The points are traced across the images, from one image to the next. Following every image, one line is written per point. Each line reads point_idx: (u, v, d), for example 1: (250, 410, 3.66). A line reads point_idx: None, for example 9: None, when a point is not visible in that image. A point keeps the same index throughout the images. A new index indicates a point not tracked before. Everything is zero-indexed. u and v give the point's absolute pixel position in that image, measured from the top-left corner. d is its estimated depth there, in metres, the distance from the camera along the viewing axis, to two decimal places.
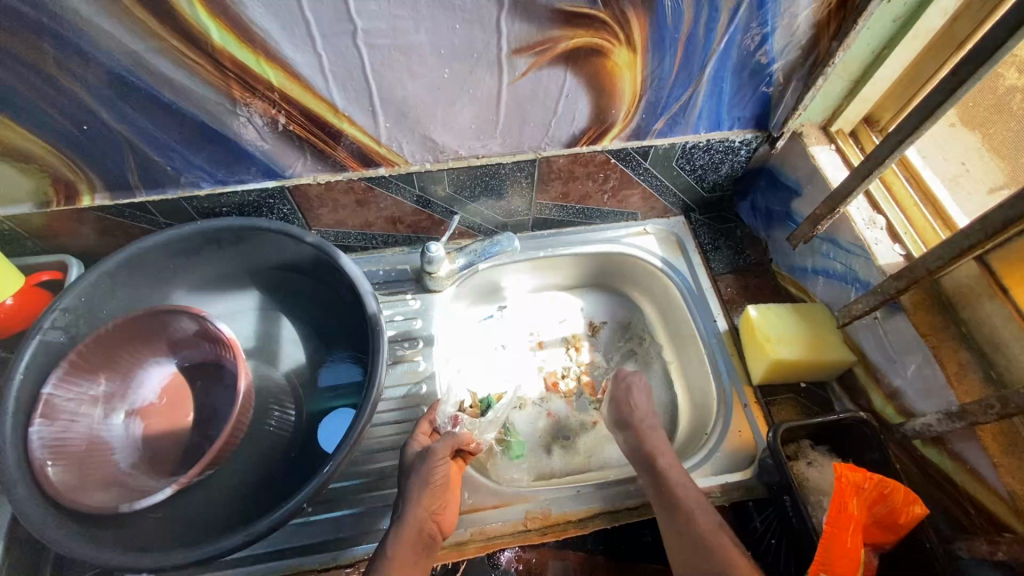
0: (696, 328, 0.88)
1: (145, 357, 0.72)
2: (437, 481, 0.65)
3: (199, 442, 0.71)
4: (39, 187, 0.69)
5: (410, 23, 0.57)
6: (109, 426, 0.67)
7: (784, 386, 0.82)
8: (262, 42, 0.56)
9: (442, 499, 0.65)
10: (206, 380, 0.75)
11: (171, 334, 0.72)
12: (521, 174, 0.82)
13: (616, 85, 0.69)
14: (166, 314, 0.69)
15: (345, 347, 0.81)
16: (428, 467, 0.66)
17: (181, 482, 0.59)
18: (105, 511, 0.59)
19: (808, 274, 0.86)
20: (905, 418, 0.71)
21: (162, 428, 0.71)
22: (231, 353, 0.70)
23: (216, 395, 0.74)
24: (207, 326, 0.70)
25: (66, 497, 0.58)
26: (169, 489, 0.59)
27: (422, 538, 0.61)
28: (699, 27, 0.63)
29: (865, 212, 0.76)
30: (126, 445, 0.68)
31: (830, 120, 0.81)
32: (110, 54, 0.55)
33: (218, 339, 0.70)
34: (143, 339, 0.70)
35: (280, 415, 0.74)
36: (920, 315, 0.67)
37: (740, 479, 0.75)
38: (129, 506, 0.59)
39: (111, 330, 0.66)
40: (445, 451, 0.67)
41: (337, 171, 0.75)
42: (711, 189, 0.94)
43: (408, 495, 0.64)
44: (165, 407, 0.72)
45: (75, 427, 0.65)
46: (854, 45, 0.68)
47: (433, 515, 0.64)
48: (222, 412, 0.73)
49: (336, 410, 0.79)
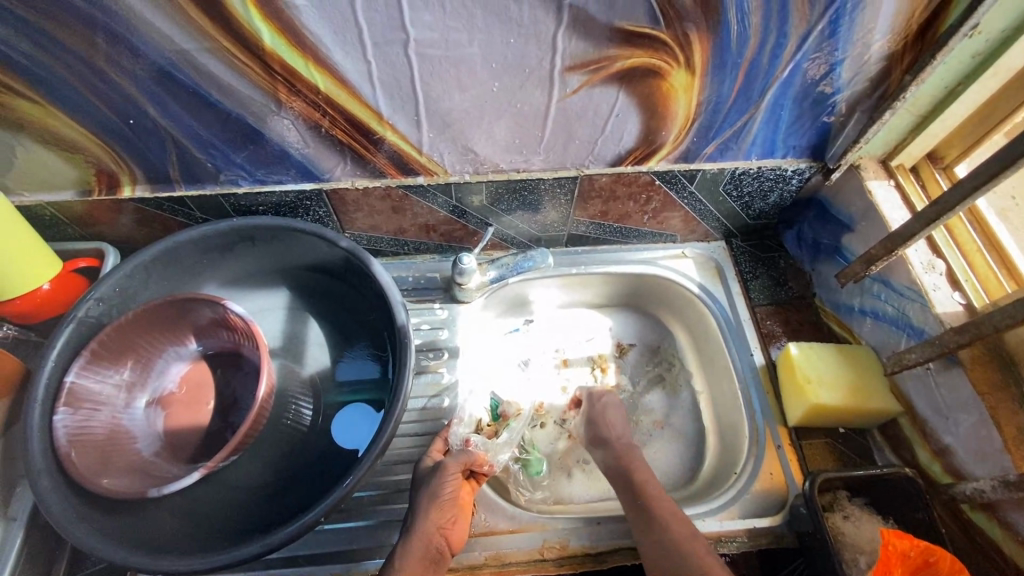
0: (731, 360, 0.85)
1: (163, 348, 0.70)
2: (446, 497, 0.64)
3: (219, 429, 0.68)
4: (82, 176, 0.70)
5: (464, 36, 0.55)
6: (132, 414, 0.66)
7: (821, 430, 0.78)
8: (313, 47, 0.55)
9: (451, 513, 0.63)
10: (228, 369, 0.72)
11: (190, 324, 0.70)
12: (561, 190, 0.80)
13: (669, 108, 0.66)
14: (185, 303, 0.67)
15: (367, 342, 0.78)
16: (437, 482, 0.65)
17: (208, 466, 0.59)
18: (135, 495, 0.58)
19: (854, 314, 0.82)
20: (953, 479, 0.67)
21: (184, 414, 0.69)
22: (252, 340, 0.69)
23: (236, 383, 0.71)
24: (227, 313, 0.68)
25: (90, 483, 0.58)
26: (197, 473, 0.59)
27: (429, 554, 0.60)
28: (764, 52, 0.60)
29: (923, 255, 0.72)
30: (150, 433, 0.67)
31: (891, 154, 0.77)
32: (160, 51, 0.54)
33: (238, 328, 0.69)
34: (162, 330, 0.69)
35: (297, 410, 0.72)
36: (977, 372, 0.64)
37: (769, 525, 0.71)
38: (157, 492, 0.58)
39: (129, 321, 0.66)
40: (456, 468, 0.66)
41: (375, 178, 0.73)
42: (756, 216, 0.91)
43: (416, 509, 0.63)
44: (186, 395, 0.70)
45: (99, 415, 0.64)
46: (928, 79, 0.64)
47: (441, 529, 0.62)
48: (243, 401, 0.70)
49: (347, 405, 0.75)
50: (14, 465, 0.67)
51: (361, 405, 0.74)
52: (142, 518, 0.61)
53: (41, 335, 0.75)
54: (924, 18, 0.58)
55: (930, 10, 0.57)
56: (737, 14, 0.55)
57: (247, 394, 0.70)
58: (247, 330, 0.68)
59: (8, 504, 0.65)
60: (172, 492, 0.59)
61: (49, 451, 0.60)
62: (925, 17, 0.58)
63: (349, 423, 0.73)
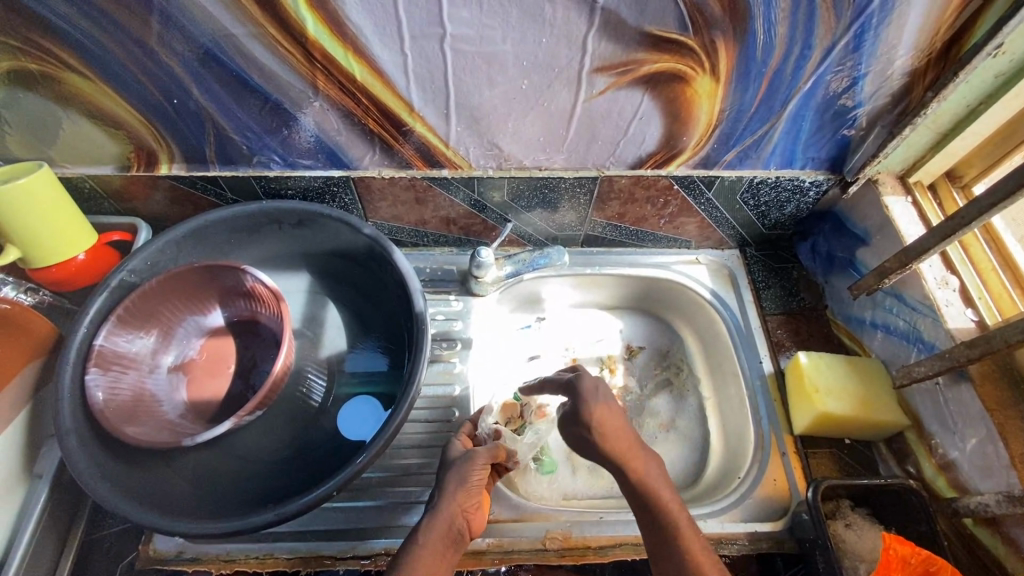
0: (740, 367, 0.86)
1: (184, 316, 0.72)
2: (474, 483, 0.63)
3: (241, 392, 0.70)
4: (122, 152, 0.73)
5: (498, 33, 0.57)
6: (156, 378, 0.69)
7: (826, 440, 0.79)
8: (353, 37, 0.57)
9: (476, 499, 0.62)
10: (250, 336, 0.74)
11: (212, 294, 0.72)
12: (580, 190, 0.81)
13: (692, 114, 0.68)
14: (208, 271, 0.70)
15: (380, 335, 0.79)
16: (466, 469, 0.64)
17: (243, 413, 0.63)
18: (166, 445, 0.61)
19: (865, 326, 0.83)
20: (958, 493, 0.68)
21: (205, 377, 0.71)
22: (272, 305, 0.71)
23: (256, 349, 0.73)
24: (247, 279, 0.70)
25: (119, 434, 0.61)
26: (227, 424, 0.62)
27: (450, 534, 0.58)
28: (788, 63, 0.61)
29: (937, 270, 0.72)
30: (174, 398, 0.69)
31: (909, 170, 0.78)
32: (206, 33, 0.57)
33: (256, 294, 0.72)
34: (184, 299, 0.71)
35: (314, 378, 0.74)
36: (987, 389, 0.65)
37: (770, 529, 0.72)
38: (190, 441, 0.61)
39: (154, 287, 0.68)
40: (484, 458, 0.65)
41: (402, 168, 0.76)
42: (772, 226, 0.92)
43: (443, 489, 0.62)
44: (206, 362, 0.72)
45: (128, 377, 0.67)
46: (950, 97, 0.65)
47: (465, 511, 0.60)
48: (262, 364, 0.72)
49: (358, 397, 0.75)
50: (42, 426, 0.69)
51: (372, 397, 0.75)
52: (161, 484, 0.63)
53: (75, 304, 0.78)
54: (948, 35, 0.60)
55: (954, 28, 0.59)
56: (764, 23, 0.57)
57: (266, 360, 0.72)
58: (269, 294, 0.70)
59: (34, 463, 0.67)
60: (203, 442, 0.62)
61: (78, 411, 0.63)
62: (949, 35, 0.60)
63: (357, 413, 0.73)
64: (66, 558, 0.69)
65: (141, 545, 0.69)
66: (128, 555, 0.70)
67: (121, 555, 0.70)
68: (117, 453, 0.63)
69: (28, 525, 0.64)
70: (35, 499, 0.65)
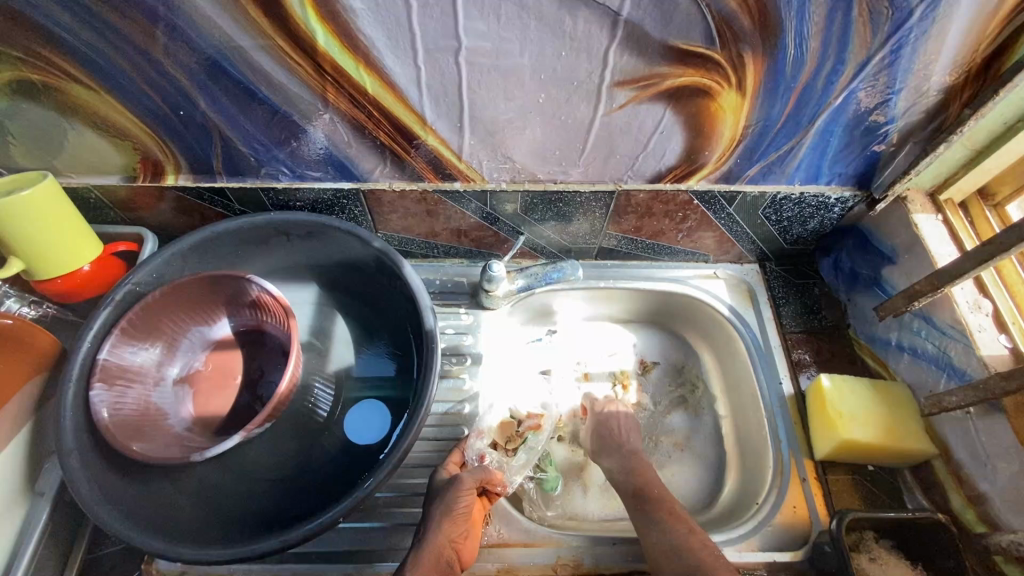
0: (759, 388, 0.83)
1: (189, 327, 0.70)
2: (460, 510, 0.63)
3: (249, 405, 0.68)
4: (128, 163, 0.71)
5: (515, 46, 0.55)
6: (161, 391, 0.66)
7: (848, 466, 0.76)
8: (365, 50, 0.55)
9: (464, 527, 0.62)
10: (257, 347, 0.72)
11: (216, 304, 0.70)
12: (596, 204, 0.79)
13: (715, 128, 0.65)
14: (212, 281, 0.68)
15: (385, 339, 0.77)
16: (451, 496, 0.64)
17: (251, 426, 0.61)
18: (177, 461, 0.59)
19: (891, 348, 0.80)
20: (989, 528, 0.65)
21: (211, 389, 0.69)
22: (279, 313, 0.69)
23: (263, 358, 0.71)
24: (252, 288, 0.68)
25: (125, 450, 0.59)
26: (237, 437, 0.60)
27: (439, 565, 0.59)
28: (819, 78, 0.59)
29: (969, 294, 0.69)
30: (181, 412, 0.66)
31: (940, 187, 0.74)
32: (213, 44, 0.55)
33: (261, 304, 0.70)
34: (187, 310, 0.69)
35: (320, 386, 0.72)
36: (1022, 422, 0.61)
37: (789, 560, 0.69)
38: (199, 455, 0.59)
39: (157, 298, 0.66)
40: (470, 484, 0.65)
41: (413, 180, 0.74)
42: (793, 241, 0.89)
43: (430, 519, 0.62)
44: (212, 374, 0.70)
45: (134, 391, 0.64)
46: (988, 114, 0.62)
47: (453, 542, 0.61)
48: (270, 375, 0.70)
49: (365, 400, 0.73)
50: (45, 442, 0.68)
51: (380, 402, 0.73)
52: (162, 506, 0.61)
53: (77, 315, 0.77)
54: (989, 51, 0.57)
55: (997, 43, 0.56)
56: (795, 38, 0.54)
57: (273, 371, 0.70)
58: (274, 302, 0.68)
59: (36, 480, 0.66)
60: (213, 456, 0.60)
61: (80, 430, 0.61)
62: (990, 51, 0.57)
63: (365, 418, 0.72)
64: None
65: (144, 565, 0.68)
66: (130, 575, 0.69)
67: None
68: (120, 473, 0.61)
69: (29, 544, 0.63)
70: (37, 517, 0.64)
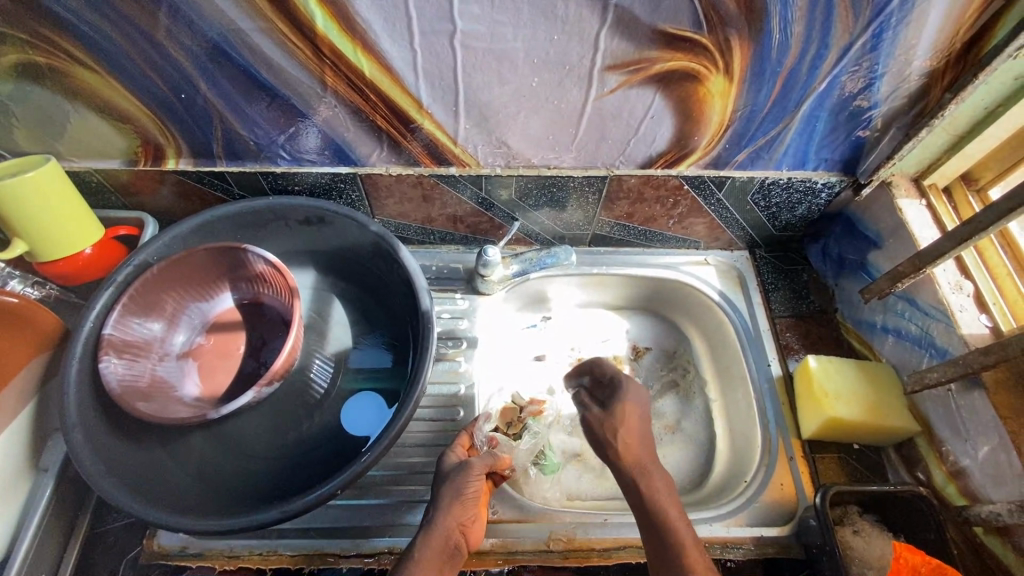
0: (748, 370, 0.85)
1: (188, 303, 0.70)
2: (469, 495, 0.63)
3: (254, 370, 0.69)
4: (130, 147, 0.72)
5: (509, 29, 0.56)
6: (167, 365, 0.67)
7: (835, 445, 0.78)
8: (362, 32, 0.56)
9: (472, 511, 0.63)
10: (258, 319, 0.73)
11: (215, 279, 0.71)
12: (589, 189, 0.80)
13: (704, 113, 0.67)
14: (210, 255, 0.69)
15: (385, 332, 0.78)
16: (462, 479, 0.64)
17: (263, 383, 0.62)
18: (192, 420, 0.61)
19: (876, 331, 0.82)
20: (969, 501, 0.67)
21: (215, 359, 0.70)
22: (277, 281, 0.70)
23: (265, 328, 0.72)
24: (251, 257, 0.70)
25: (134, 413, 0.60)
26: (251, 394, 0.62)
27: (447, 548, 0.59)
28: (803, 62, 0.60)
29: (951, 275, 0.71)
30: (186, 384, 0.67)
31: (923, 172, 0.76)
32: (214, 26, 0.56)
33: (260, 274, 0.71)
34: (187, 286, 0.70)
35: (320, 364, 0.74)
36: (1000, 395, 0.63)
37: (776, 534, 0.71)
38: (216, 413, 0.61)
39: (157, 274, 0.67)
40: (479, 469, 0.65)
41: (409, 165, 0.75)
42: (782, 227, 0.91)
43: (438, 502, 0.62)
44: (215, 345, 0.71)
45: (143, 363, 0.66)
46: (967, 99, 0.64)
47: (460, 525, 0.61)
48: (272, 342, 0.71)
49: (363, 391, 0.74)
50: (48, 420, 0.69)
51: (376, 393, 0.74)
52: (162, 480, 0.62)
53: (80, 296, 0.79)
54: (968, 36, 0.58)
55: (975, 29, 0.58)
56: (780, 22, 0.56)
57: (275, 337, 0.71)
58: (273, 271, 0.70)
59: (40, 456, 0.68)
60: (229, 413, 0.62)
61: (84, 406, 0.62)
62: (969, 35, 0.58)
63: (361, 409, 0.72)
64: (70, 553, 0.69)
65: (145, 540, 0.69)
66: (132, 549, 0.70)
67: (126, 549, 0.70)
68: (122, 448, 0.63)
69: (33, 519, 0.64)
70: (40, 492, 0.65)
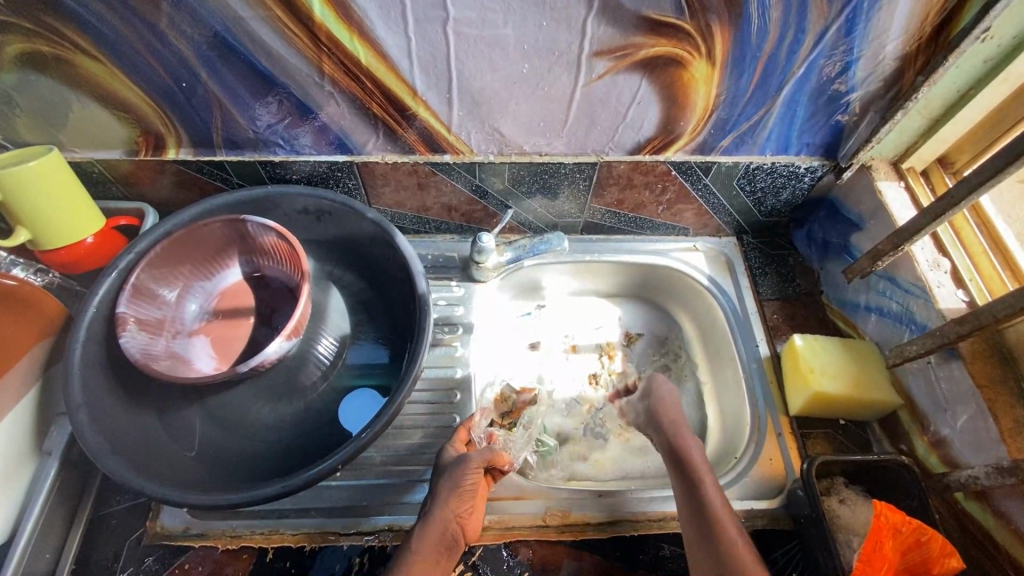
0: (737, 352, 0.87)
1: (192, 282, 0.72)
2: (466, 487, 0.64)
3: (260, 343, 0.72)
4: (131, 136, 0.74)
5: (499, 16, 0.59)
6: (181, 341, 0.69)
7: (821, 421, 0.80)
8: (359, 20, 0.59)
9: (470, 504, 0.64)
10: (263, 294, 0.75)
11: (219, 253, 0.73)
12: (580, 176, 0.83)
13: (689, 99, 0.70)
14: (213, 229, 0.71)
15: (380, 330, 0.78)
16: (458, 473, 0.65)
17: (287, 332, 0.65)
18: (221, 376, 0.63)
19: (860, 311, 0.85)
20: (948, 468, 0.70)
21: (226, 333, 0.72)
22: (280, 251, 0.72)
23: (272, 298, 0.74)
24: (253, 228, 0.72)
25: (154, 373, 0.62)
26: (272, 351, 0.64)
27: (444, 540, 0.61)
28: (782, 47, 0.63)
29: (929, 253, 0.74)
30: (202, 357, 0.69)
31: (902, 156, 0.79)
32: (213, 13, 0.58)
33: (260, 245, 0.73)
34: (191, 263, 0.72)
35: (324, 346, 0.75)
36: (978, 366, 0.66)
37: (766, 507, 0.73)
38: (243, 367, 0.63)
39: (160, 253, 0.69)
40: (477, 463, 0.66)
41: (405, 153, 0.77)
42: (768, 213, 0.94)
43: (436, 496, 0.64)
44: (223, 322, 0.72)
45: (158, 339, 0.67)
46: (940, 82, 0.67)
47: (457, 517, 0.63)
48: (281, 311, 0.73)
49: (356, 390, 0.74)
50: (51, 405, 0.70)
51: (371, 389, 0.74)
52: (162, 461, 0.63)
53: (82, 286, 0.80)
54: (937, 21, 0.61)
55: (943, 13, 0.60)
56: (758, 8, 0.58)
57: (284, 305, 0.73)
58: (275, 242, 0.72)
59: (44, 440, 0.69)
60: (251, 369, 0.64)
61: (89, 387, 0.63)
62: (938, 19, 0.61)
63: (359, 406, 0.72)
64: (73, 536, 0.69)
65: (149, 522, 0.71)
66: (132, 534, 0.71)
67: (128, 532, 0.70)
68: (125, 427, 0.64)
69: (36, 501, 0.65)
70: (44, 474, 0.66)
